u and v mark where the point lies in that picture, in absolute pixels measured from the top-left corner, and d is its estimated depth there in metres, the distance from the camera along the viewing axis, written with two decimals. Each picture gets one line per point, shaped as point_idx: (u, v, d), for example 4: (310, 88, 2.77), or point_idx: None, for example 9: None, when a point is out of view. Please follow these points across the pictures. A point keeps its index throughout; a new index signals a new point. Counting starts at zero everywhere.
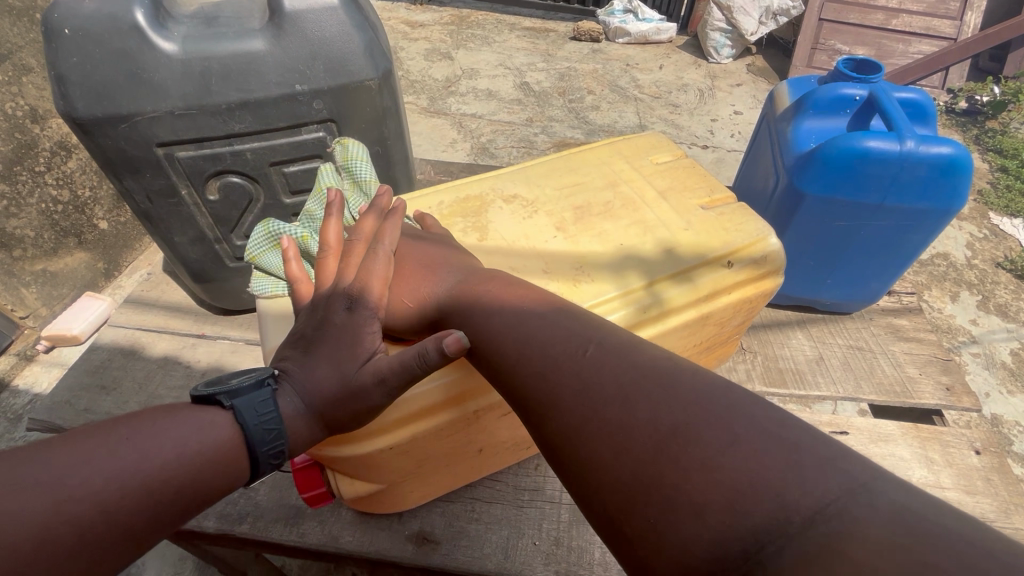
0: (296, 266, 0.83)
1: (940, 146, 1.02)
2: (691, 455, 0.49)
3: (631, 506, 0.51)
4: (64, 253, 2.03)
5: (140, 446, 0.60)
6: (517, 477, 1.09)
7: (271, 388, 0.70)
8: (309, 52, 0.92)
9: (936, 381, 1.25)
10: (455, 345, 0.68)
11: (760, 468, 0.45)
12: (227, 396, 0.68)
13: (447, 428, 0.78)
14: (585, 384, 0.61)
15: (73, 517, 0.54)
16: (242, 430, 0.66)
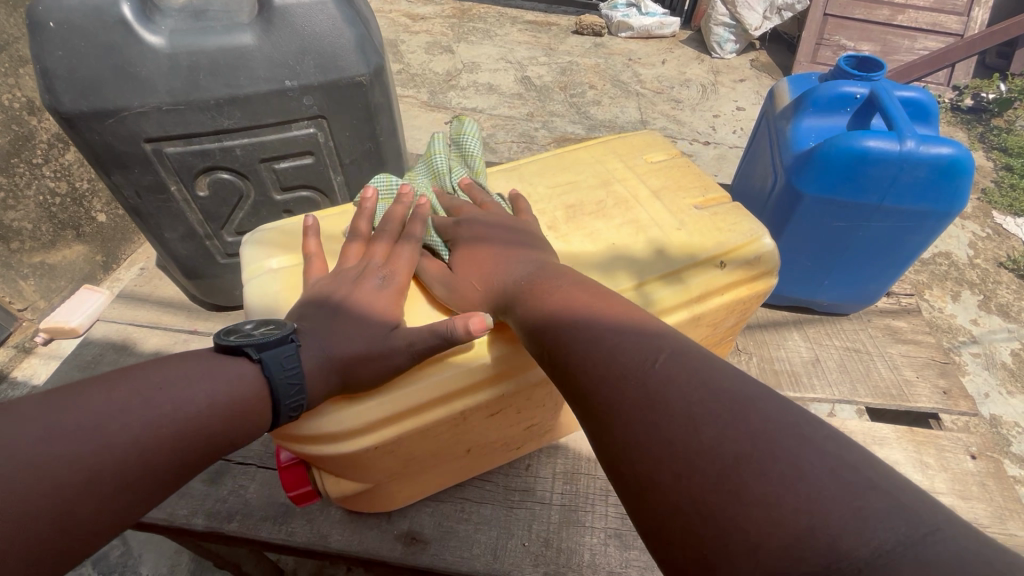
0: (314, 240, 0.85)
1: (940, 147, 1.00)
2: (755, 490, 0.44)
3: (682, 533, 0.47)
4: (62, 246, 2.03)
5: (172, 395, 0.62)
6: (507, 476, 1.08)
7: (296, 344, 0.70)
8: (299, 46, 0.90)
9: (933, 385, 1.23)
10: (479, 325, 0.71)
11: (818, 501, 0.42)
12: (255, 349, 0.68)
13: (434, 429, 0.77)
14: (641, 390, 0.56)
15: (114, 461, 0.56)
16: (269, 383, 0.67)
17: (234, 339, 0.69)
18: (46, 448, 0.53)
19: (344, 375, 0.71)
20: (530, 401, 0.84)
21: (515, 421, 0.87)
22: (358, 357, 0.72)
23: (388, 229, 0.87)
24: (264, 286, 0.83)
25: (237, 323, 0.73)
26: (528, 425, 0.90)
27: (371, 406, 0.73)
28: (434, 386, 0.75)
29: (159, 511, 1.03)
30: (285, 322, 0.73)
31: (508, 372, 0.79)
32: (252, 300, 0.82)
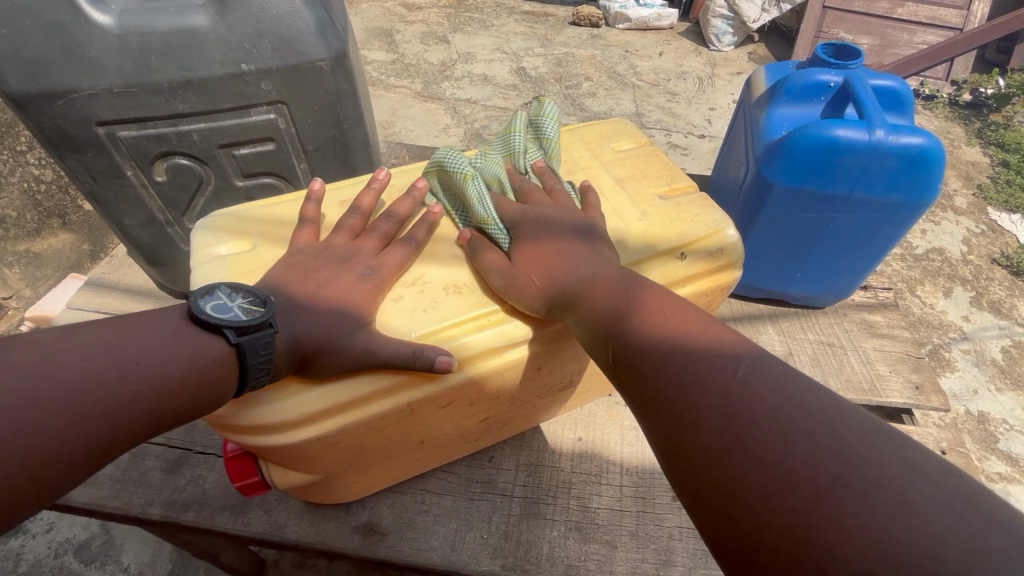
0: (314, 206, 0.86)
1: (910, 136, 0.98)
2: (860, 511, 0.42)
3: (777, 549, 0.45)
4: (47, 234, 2.01)
5: (148, 371, 0.62)
6: (471, 468, 1.06)
7: (274, 331, 0.69)
8: (255, 29, 0.88)
9: (905, 379, 1.22)
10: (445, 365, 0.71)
11: (948, 547, 0.39)
12: (234, 332, 0.67)
13: (380, 420, 0.74)
14: (725, 400, 0.54)
15: (81, 435, 0.57)
16: (240, 367, 0.66)
17: (212, 313, 0.68)
18: (17, 419, 0.53)
19: (300, 365, 0.72)
20: (484, 394, 0.81)
21: (472, 414, 0.84)
22: (300, 347, 0.70)
23: (395, 218, 0.87)
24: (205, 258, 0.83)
25: (218, 284, 0.71)
26: (487, 419, 0.88)
27: (313, 396, 0.72)
28: (381, 375, 0.73)
29: (116, 500, 1.02)
30: (269, 298, 0.71)
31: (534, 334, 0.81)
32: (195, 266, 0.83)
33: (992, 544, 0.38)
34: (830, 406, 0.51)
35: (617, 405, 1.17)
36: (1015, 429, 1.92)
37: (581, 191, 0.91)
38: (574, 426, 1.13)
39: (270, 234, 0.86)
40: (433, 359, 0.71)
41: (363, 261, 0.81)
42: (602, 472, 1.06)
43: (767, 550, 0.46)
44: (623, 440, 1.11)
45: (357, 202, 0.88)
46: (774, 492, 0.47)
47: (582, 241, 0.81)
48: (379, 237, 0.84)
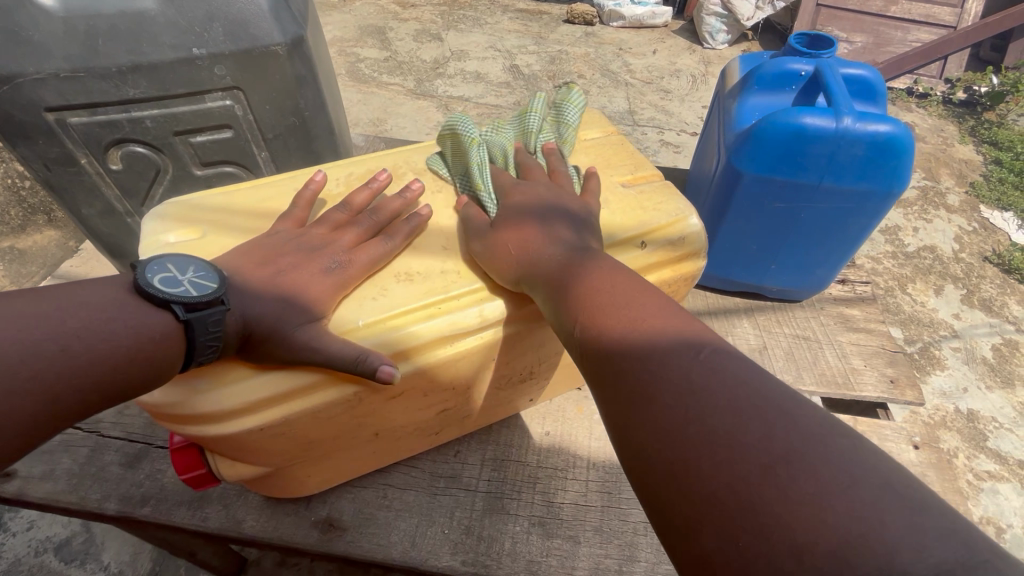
0: (310, 195, 0.86)
1: (878, 124, 0.97)
2: (802, 496, 0.43)
3: (718, 528, 0.45)
4: (34, 230, 2.09)
5: (89, 344, 0.61)
6: (435, 462, 1.04)
7: (224, 308, 0.68)
8: (205, 12, 0.88)
9: (880, 373, 1.20)
10: (386, 375, 0.68)
11: (883, 530, 0.39)
12: (183, 308, 0.66)
13: (326, 411, 0.73)
14: (680, 385, 0.53)
15: (16, 408, 0.56)
16: (188, 343, 0.66)
17: (160, 289, 0.67)
18: None
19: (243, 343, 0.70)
20: (436, 384, 0.79)
21: (426, 405, 0.83)
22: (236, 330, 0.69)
23: (376, 216, 0.85)
24: (156, 242, 0.82)
25: (170, 257, 0.71)
26: (444, 410, 0.87)
27: (253, 385, 0.70)
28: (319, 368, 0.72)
29: (73, 494, 1.00)
30: (222, 275, 0.70)
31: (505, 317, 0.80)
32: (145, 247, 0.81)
33: (920, 530, 0.39)
34: (783, 396, 0.50)
35: (586, 399, 1.15)
36: (1004, 428, 1.87)
37: (586, 175, 0.90)
38: (542, 420, 1.11)
39: (220, 222, 0.85)
40: (376, 368, 0.68)
41: (331, 253, 0.79)
42: (568, 467, 1.05)
43: (706, 526, 0.46)
44: (592, 433, 1.10)
45: (351, 198, 0.87)
46: (722, 475, 0.46)
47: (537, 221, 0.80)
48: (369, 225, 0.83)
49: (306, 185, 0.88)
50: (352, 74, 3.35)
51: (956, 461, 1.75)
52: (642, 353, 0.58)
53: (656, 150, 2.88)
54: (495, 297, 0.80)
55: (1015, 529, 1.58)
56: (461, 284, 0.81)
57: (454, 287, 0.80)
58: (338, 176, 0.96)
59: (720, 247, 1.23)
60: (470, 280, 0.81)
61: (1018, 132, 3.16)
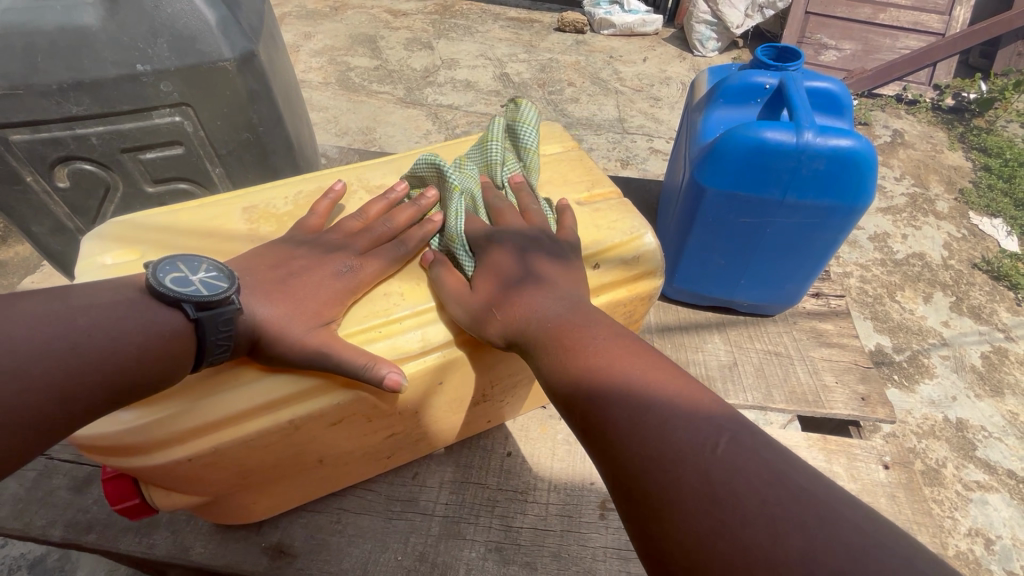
0: (326, 202, 0.85)
1: (839, 138, 0.96)
2: None
3: None
4: (13, 243, 2.09)
5: (100, 343, 0.60)
6: (392, 485, 1.01)
7: (236, 309, 0.66)
8: (149, 28, 0.86)
9: (851, 391, 1.18)
10: (393, 382, 0.68)
11: None
12: (194, 307, 0.65)
13: (261, 439, 0.70)
14: (706, 481, 0.49)
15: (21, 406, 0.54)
16: (199, 343, 0.64)
17: (171, 288, 0.65)
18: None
19: (251, 348, 0.69)
20: (381, 409, 0.76)
21: (372, 429, 0.80)
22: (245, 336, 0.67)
23: (391, 224, 0.83)
24: (92, 261, 0.80)
25: (182, 255, 0.68)
26: (392, 433, 0.84)
27: (182, 413, 0.67)
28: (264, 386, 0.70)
29: (17, 521, 0.97)
30: (234, 276, 0.68)
31: (459, 336, 0.77)
32: (81, 265, 0.80)
33: None
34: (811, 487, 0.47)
35: (551, 419, 1.12)
36: (993, 437, 1.84)
37: (560, 211, 0.87)
38: (505, 441, 1.08)
39: (161, 242, 0.83)
40: (383, 376, 0.68)
41: (342, 258, 0.78)
42: (529, 490, 1.02)
43: None
44: (555, 455, 1.07)
45: (367, 209, 0.85)
46: None
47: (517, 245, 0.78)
48: (386, 228, 0.82)
49: (325, 194, 0.87)
50: (341, 83, 3.33)
51: (945, 472, 1.71)
52: (654, 434, 0.54)
53: (644, 158, 2.86)
54: (439, 320, 0.78)
55: (1004, 540, 1.54)
56: (404, 307, 0.78)
57: (399, 308, 0.78)
58: (287, 193, 0.93)
59: (689, 261, 1.21)
60: (417, 301, 0.79)
61: (1007, 138, 3.15)
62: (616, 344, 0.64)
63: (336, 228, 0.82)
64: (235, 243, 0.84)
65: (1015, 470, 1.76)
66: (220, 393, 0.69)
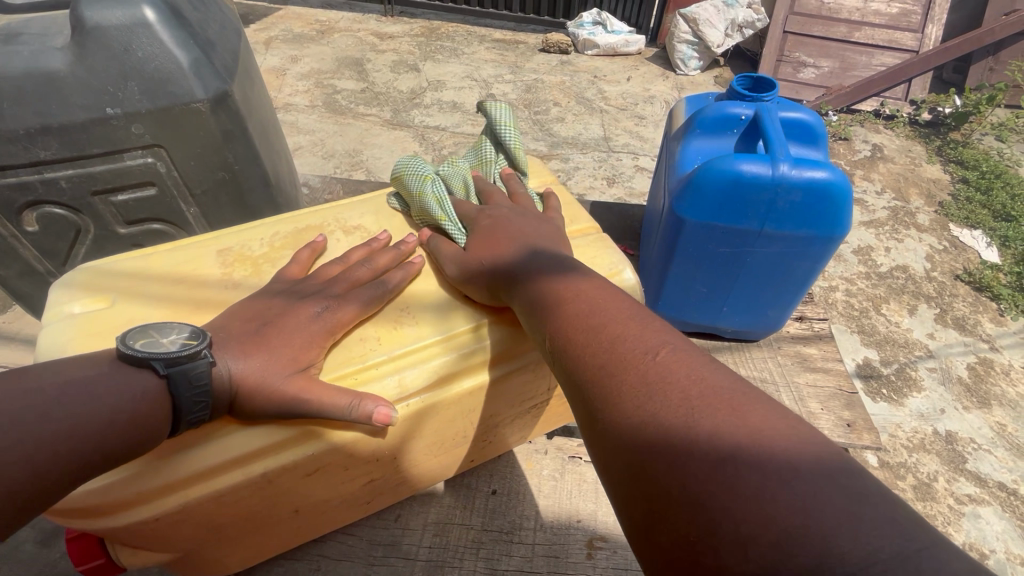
0: (309, 252, 0.84)
1: (813, 171, 0.97)
2: (747, 486, 0.42)
3: (671, 515, 0.45)
4: None
5: (76, 405, 0.56)
6: (374, 530, 0.99)
7: (210, 361, 0.63)
8: (119, 70, 0.85)
9: (837, 417, 1.18)
10: (382, 418, 0.66)
11: (821, 516, 0.39)
12: (163, 363, 0.62)
13: (232, 495, 0.68)
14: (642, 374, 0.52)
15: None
16: (173, 400, 0.61)
17: (140, 347, 0.62)
18: None
19: (229, 408, 0.66)
20: (357, 458, 0.75)
21: (349, 478, 0.78)
22: (217, 396, 0.64)
23: (372, 264, 0.82)
24: (59, 309, 0.78)
25: (146, 324, 0.66)
26: (371, 481, 0.82)
27: (148, 472, 0.64)
28: (227, 431, 0.68)
29: None
30: (206, 332, 0.66)
31: (437, 381, 0.76)
32: (47, 317, 0.77)
33: (854, 516, 0.39)
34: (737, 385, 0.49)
35: (536, 453, 1.10)
36: (983, 449, 1.84)
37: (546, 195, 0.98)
38: (490, 478, 1.06)
39: (132, 289, 0.81)
40: (371, 412, 0.67)
41: (319, 299, 0.74)
42: (515, 530, 1.00)
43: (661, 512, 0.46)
44: (540, 491, 1.05)
45: (348, 254, 0.85)
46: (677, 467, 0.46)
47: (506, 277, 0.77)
48: (368, 269, 0.81)
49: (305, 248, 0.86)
50: (328, 105, 3.34)
51: (936, 487, 1.71)
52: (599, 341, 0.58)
53: (630, 176, 2.88)
54: (417, 365, 0.76)
55: (998, 554, 1.56)
56: (379, 352, 0.76)
57: (372, 355, 0.76)
58: (263, 235, 0.91)
59: (671, 290, 1.21)
60: (392, 347, 0.77)
61: (982, 151, 3.22)
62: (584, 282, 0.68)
63: (317, 275, 0.80)
64: (208, 290, 0.82)
65: (1005, 481, 1.76)
66: (189, 442, 0.67)
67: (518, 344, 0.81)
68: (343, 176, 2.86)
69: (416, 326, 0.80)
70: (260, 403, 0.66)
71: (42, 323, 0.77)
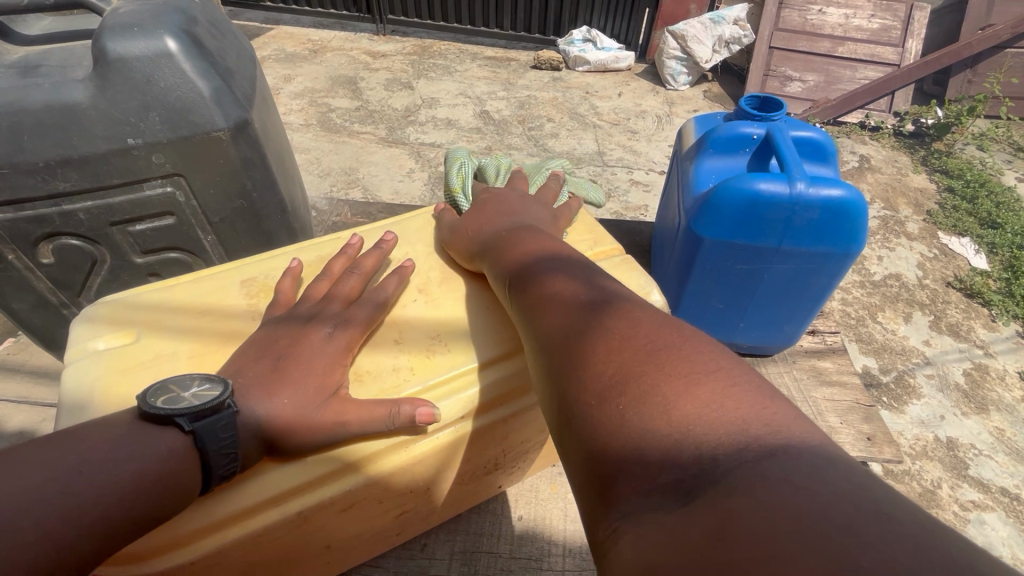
0: (290, 279, 0.82)
1: (830, 189, 0.98)
2: (693, 451, 0.39)
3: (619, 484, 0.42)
4: None
5: (121, 455, 0.55)
6: (399, 561, 0.97)
7: (235, 410, 0.60)
8: (141, 102, 0.85)
9: (856, 431, 1.19)
10: (427, 416, 0.67)
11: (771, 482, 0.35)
12: (188, 419, 0.59)
13: (266, 536, 0.66)
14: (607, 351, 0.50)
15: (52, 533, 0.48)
16: (201, 458, 0.59)
17: (162, 404, 0.59)
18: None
19: (267, 448, 0.64)
20: (392, 491, 0.73)
21: (383, 511, 0.77)
22: (258, 433, 0.63)
23: (361, 270, 0.82)
24: (83, 346, 0.76)
25: (166, 378, 0.62)
26: (402, 513, 0.80)
27: (186, 515, 0.63)
28: (263, 468, 0.67)
29: None
30: (227, 380, 0.62)
31: (472, 410, 0.76)
32: (70, 356, 0.76)
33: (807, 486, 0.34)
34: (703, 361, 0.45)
35: (560, 476, 1.09)
36: (984, 454, 1.86)
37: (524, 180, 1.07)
38: (516, 503, 1.05)
39: (157, 323, 0.80)
40: (413, 412, 0.67)
41: (325, 322, 0.73)
42: (543, 556, 0.99)
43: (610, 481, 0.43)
44: (567, 515, 1.04)
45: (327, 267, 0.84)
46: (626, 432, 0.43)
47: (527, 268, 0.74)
48: (358, 278, 0.81)
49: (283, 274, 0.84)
50: (322, 124, 3.35)
51: (941, 493, 1.72)
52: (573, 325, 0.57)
53: (626, 190, 2.90)
54: (452, 395, 0.76)
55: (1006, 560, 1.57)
56: (413, 383, 0.75)
57: (406, 386, 0.75)
58: (286, 264, 0.91)
59: (687, 308, 1.22)
60: (426, 376, 0.76)
61: (965, 160, 3.30)
62: (576, 273, 0.67)
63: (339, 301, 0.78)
64: (230, 320, 0.81)
65: (1008, 486, 1.78)
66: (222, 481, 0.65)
67: None
68: (339, 194, 2.85)
69: (448, 354, 0.79)
70: (302, 439, 0.65)
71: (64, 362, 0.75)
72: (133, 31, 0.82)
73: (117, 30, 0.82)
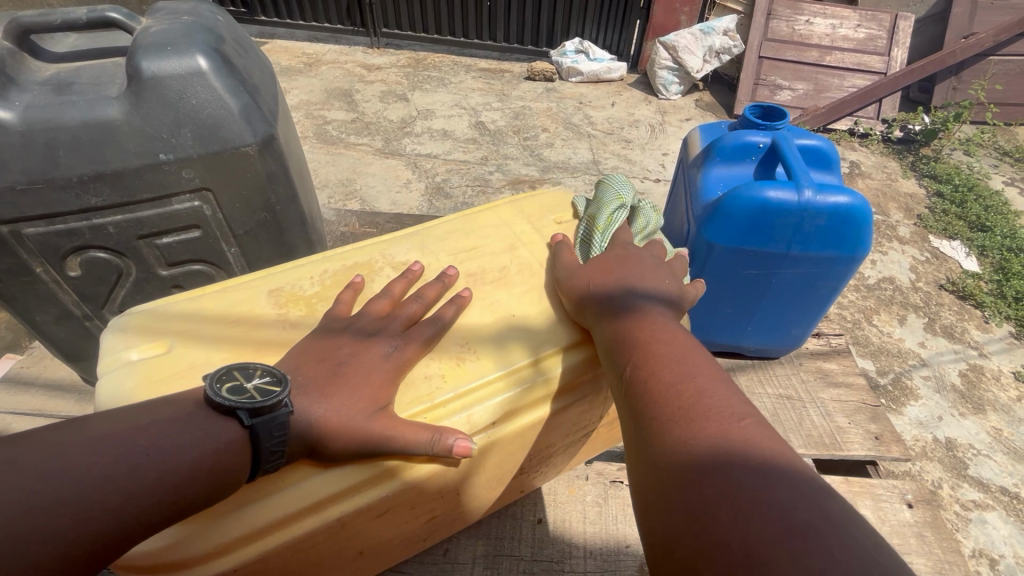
0: (352, 292, 0.84)
1: (837, 196, 1.02)
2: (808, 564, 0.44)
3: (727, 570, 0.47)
4: None
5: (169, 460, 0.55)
6: (422, 566, 0.97)
7: (290, 412, 0.62)
8: (173, 118, 0.86)
9: (865, 430, 1.21)
10: (461, 451, 0.67)
11: None
12: (247, 413, 0.61)
13: (306, 541, 0.67)
14: (717, 440, 0.55)
15: None
16: (253, 452, 0.61)
17: (226, 395, 0.61)
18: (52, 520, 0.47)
19: (307, 452, 0.65)
20: (425, 495, 0.74)
21: (415, 516, 0.77)
22: (298, 437, 0.64)
23: (424, 300, 0.82)
24: (117, 356, 0.77)
25: (234, 363, 0.64)
26: (432, 518, 0.81)
27: (229, 520, 0.64)
28: (302, 476, 0.67)
29: None
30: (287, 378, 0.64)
31: (503, 415, 0.78)
32: (103, 367, 0.76)
33: None
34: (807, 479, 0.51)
35: (577, 479, 1.10)
36: (982, 454, 1.88)
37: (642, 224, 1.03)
38: (536, 507, 1.06)
39: (189, 333, 0.81)
40: (450, 445, 0.67)
41: (388, 338, 0.75)
42: (564, 559, 0.99)
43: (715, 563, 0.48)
44: (586, 518, 1.05)
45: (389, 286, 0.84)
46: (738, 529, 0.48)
47: (608, 306, 0.78)
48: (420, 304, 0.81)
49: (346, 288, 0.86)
50: (319, 136, 3.37)
51: (942, 493, 1.75)
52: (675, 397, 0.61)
53: None
54: (483, 401, 0.77)
55: (1008, 558, 1.59)
56: (445, 391, 0.76)
57: (439, 395, 0.76)
58: (312, 274, 0.92)
59: (698, 312, 1.24)
60: (458, 384, 0.77)
61: (953, 166, 3.38)
62: (672, 339, 0.71)
63: (371, 311, 0.79)
64: (263, 330, 0.81)
65: (1007, 485, 1.80)
66: (261, 489, 0.66)
67: (576, 376, 0.83)
68: (337, 206, 2.86)
69: (478, 360, 0.80)
70: (344, 444, 0.66)
71: (99, 374, 0.76)
72: (167, 51, 0.84)
73: (152, 50, 0.84)
